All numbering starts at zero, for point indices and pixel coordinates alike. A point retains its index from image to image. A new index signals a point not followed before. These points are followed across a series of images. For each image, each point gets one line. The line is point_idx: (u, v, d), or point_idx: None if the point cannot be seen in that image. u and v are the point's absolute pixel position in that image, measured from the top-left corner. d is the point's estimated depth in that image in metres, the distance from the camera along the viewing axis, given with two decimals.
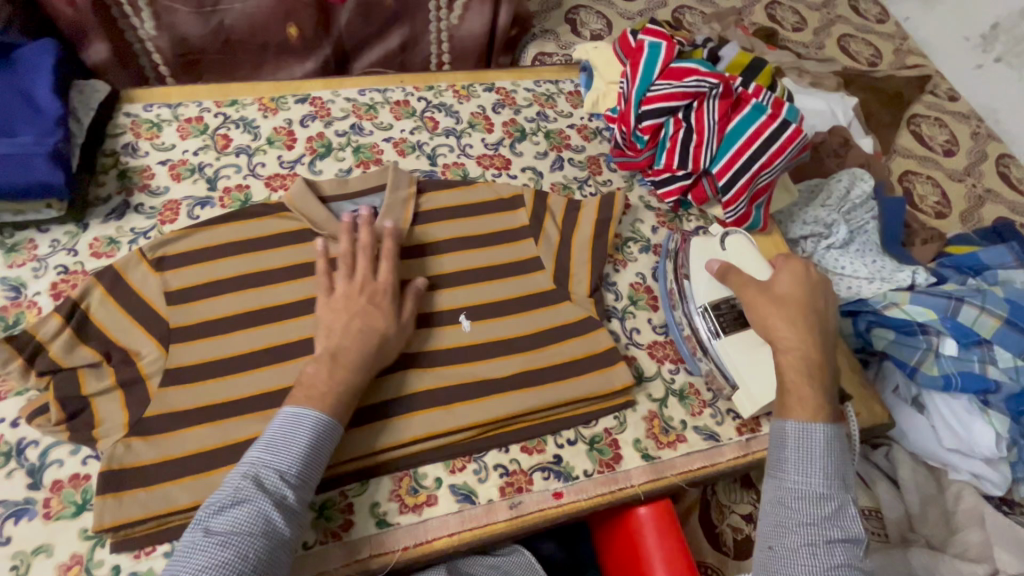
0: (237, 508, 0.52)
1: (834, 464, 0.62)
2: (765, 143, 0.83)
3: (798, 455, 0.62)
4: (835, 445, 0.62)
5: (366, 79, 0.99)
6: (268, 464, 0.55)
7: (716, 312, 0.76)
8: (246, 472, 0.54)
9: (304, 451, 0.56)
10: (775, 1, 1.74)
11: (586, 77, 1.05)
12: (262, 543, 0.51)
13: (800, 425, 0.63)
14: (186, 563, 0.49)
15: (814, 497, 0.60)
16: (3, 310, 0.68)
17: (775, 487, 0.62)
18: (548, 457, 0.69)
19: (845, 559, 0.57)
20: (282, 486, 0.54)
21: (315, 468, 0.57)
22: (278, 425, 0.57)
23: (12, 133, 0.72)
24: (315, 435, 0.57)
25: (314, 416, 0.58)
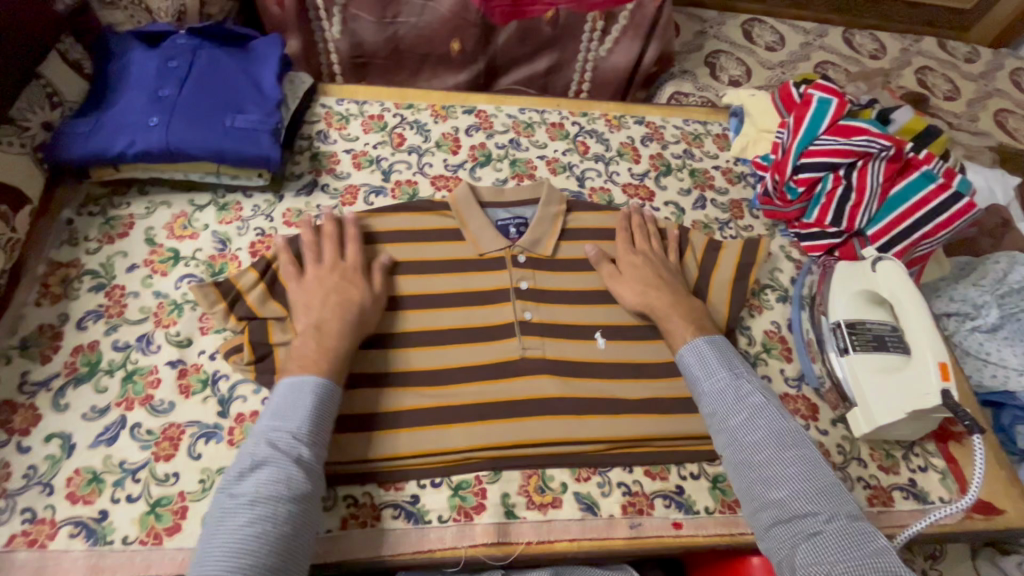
0: (258, 470, 0.55)
1: (726, 359, 0.69)
2: (931, 212, 0.82)
3: (702, 371, 0.68)
4: (718, 358, 0.69)
5: (527, 99, 1.05)
6: (277, 429, 0.58)
7: (850, 330, 0.77)
8: (260, 440, 0.57)
9: (308, 412, 0.59)
10: (927, 67, 1.68)
11: (737, 122, 1.06)
12: (289, 500, 0.54)
13: (690, 348, 0.70)
14: (220, 526, 0.52)
15: (736, 400, 0.65)
16: (212, 258, 0.78)
17: (699, 399, 0.68)
18: (671, 486, 0.70)
19: (778, 429, 0.62)
20: (297, 445, 0.57)
21: (324, 427, 0.60)
22: (281, 393, 0.61)
23: (242, 109, 0.83)
24: (317, 393, 0.61)
25: (314, 378, 0.61)
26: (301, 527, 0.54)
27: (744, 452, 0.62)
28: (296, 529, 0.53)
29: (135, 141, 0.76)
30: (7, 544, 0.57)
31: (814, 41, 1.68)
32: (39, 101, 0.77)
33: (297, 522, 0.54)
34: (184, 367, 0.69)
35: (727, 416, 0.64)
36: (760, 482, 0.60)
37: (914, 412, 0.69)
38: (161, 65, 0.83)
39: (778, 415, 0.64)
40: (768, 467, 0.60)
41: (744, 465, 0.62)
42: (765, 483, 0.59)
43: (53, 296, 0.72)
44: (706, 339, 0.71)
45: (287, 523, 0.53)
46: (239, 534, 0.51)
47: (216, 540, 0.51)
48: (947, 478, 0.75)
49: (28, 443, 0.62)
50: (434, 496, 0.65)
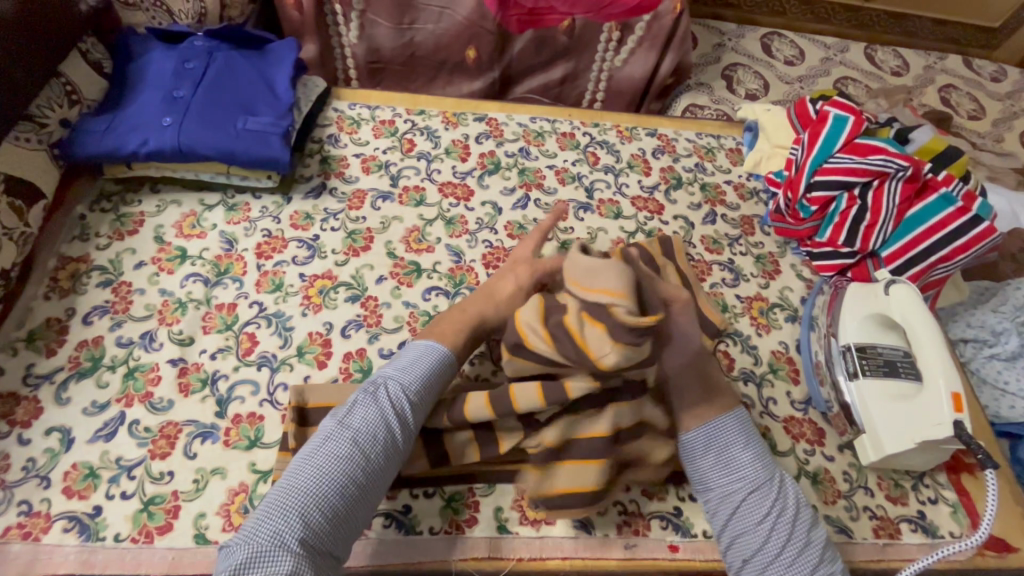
0: (367, 409, 0.56)
1: (753, 443, 0.62)
2: (949, 235, 0.79)
3: (718, 462, 0.61)
4: (743, 446, 0.61)
5: (539, 108, 1.05)
6: (393, 376, 0.60)
7: (860, 353, 0.75)
8: (376, 381, 0.59)
9: (424, 372, 0.61)
10: (951, 85, 1.64)
11: (750, 137, 1.05)
12: (383, 448, 0.55)
13: (696, 435, 0.62)
14: (319, 450, 0.53)
15: (764, 499, 0.58)
16: (218, 258, 0.79)
17: (714, 489, 0.61)
18: (668, 507, 0.68)
19: (808, 539, 0.57)
20: (405, 393, 0.59)
21: (429, 394, 0.61)
22: (413, 350, 0.64)
23: (255, 112, 0.84)
24: (437, 362, 0.63)
25: (444, 348, 0.65)
26: (380, 479, 0.55)
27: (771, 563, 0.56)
28: (376, 479, 0.54)
29: (149, 140, 0.77)
30: (2, 535, 0.58)
31: (834, 56, 1.65)
32: (59, 99, 0.77)
33: (379, 474, 0.55)
34: (184, 366, 0.70)
35: (753, 517, 0.58)
36: None
37: (926, 442, 0.67)
38: (177, 66, 0.84)
39: (813, 520, 0.59)
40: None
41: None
42: None
43: (62, 290, 0.73)
44: (738, 415, 0.63)
45: (373, 468, 0.54)
46: (324, 461, 0.52)
47: (311, 455, 0.53)
48: (959, 512, 0.72)
49: (29, 436, 0.63)
50: (426, 507, 0.65)
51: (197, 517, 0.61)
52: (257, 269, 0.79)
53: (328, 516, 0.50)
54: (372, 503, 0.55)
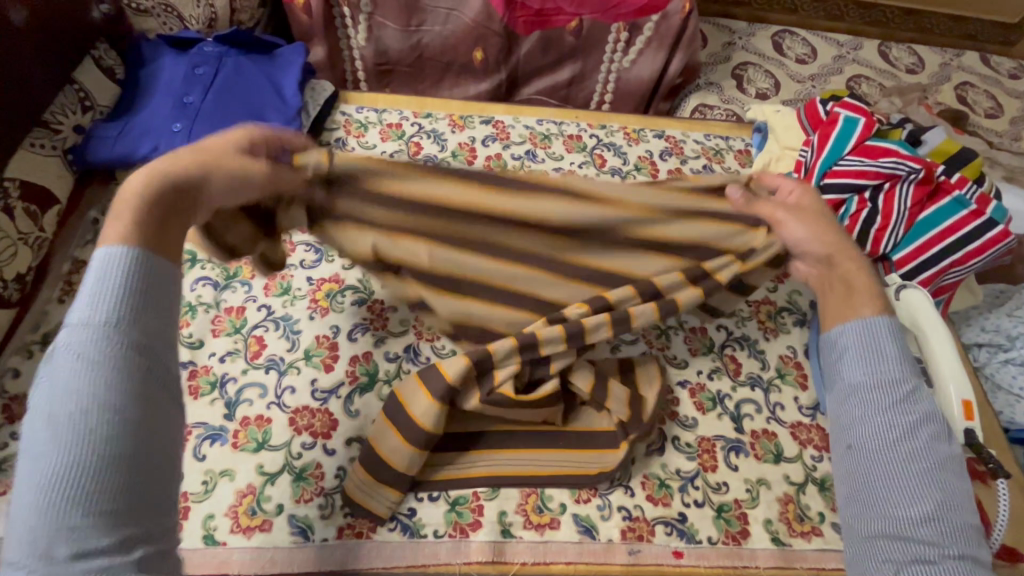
0: (67, 382, 0.38)
1: (903, 350, 0.55)
2: (961, 238, 0.78)
3: (864, 349, 0.55)
4: (903, 344, 0.55)
5: (546, 110, 1.05)
6: (74, 331, 0.39)
7: None
8: (64, 344, 0.39)
9: (115, 289, 0.40)
10: (967, 83, 1.61)
11: (760, 138, 1.04)
12: (112, 408, 0.37)
13: (856, 327, 0.56)
14: (38, 462, 0.36)
15: (899, 395, 0.51)
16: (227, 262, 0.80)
17: (842, 382, 0.55)
18: (673, 513, 0.68)
19: (932, 457, 0.49)
20: (103, 338, 0.39)
21: (138, 305, 0.41)
22: (92, 274, 0.41)
23: (263, 117, 0.84)
24: (129, 267, 0.42)
25: (120, 247, 0.42)
26: (141, 442, 0.38)
27: (879, 455, 0.50)
28: (141, 427, 0.38)
29: (160, 146, 0.79)
30: None
31: (847, 54, 1.63)
32: (72, 105, 0.79)
33: (143, 431, 0.38)
34: (194, 368, 0.71)
35: (876, 410, 0.51)
36: (884, 499, 0.48)
37: None
38: (188, 72, 0.85)
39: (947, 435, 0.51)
40: (900, 485, 0.48)
41: (873, 471, 0.50)
42: (891, 499, 0.48)
43: (75, 294, 0.74)
44: (888, 320, 0.56)
45: (118, 434, 0.37)
46: (46, 477, 0.35)
47: (27, 479, 0.36)
48: None
49: None
50: (430, 511, 0.65)
51: (206, 519, 0.62)
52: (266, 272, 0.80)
53: (102, 501, 0.35)
54: (163, 461, 0.40)
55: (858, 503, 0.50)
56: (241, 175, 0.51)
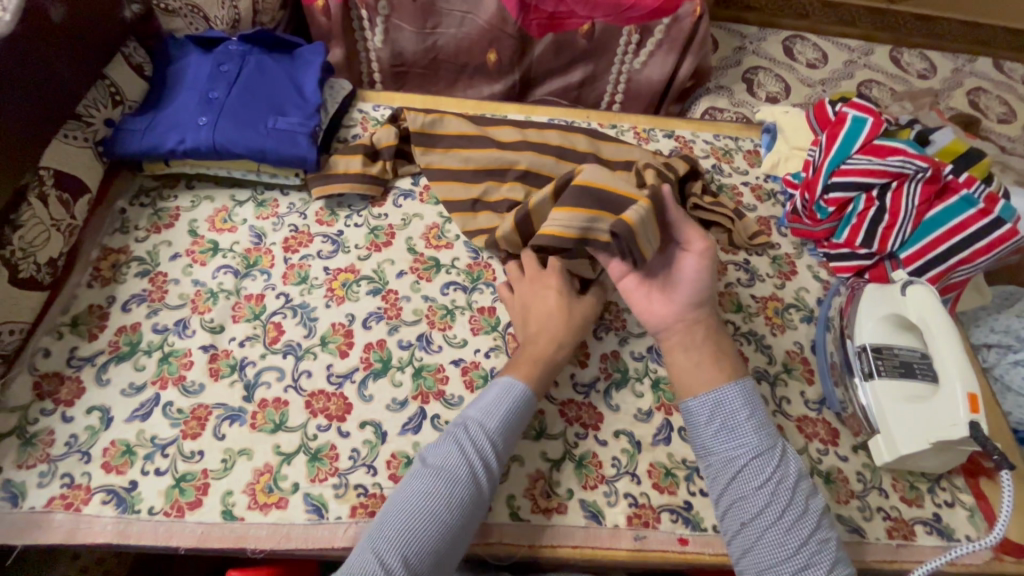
0: (444, 447, 0.62)
1: (754, 416, 0.65)
2: (968, 237, 0.79)
3: (725, 424, 0.64)
4: (750, 401, 0.66)
5: (558, 110, 1.06)
6: (480, 424, 0.63)
7: (874, 354, 0.74)
8: (458, 423, 0.64)
9: (509, 414, 0.64)
10: (980, 88, 1.61)
11: (769, 139, 1.05)
12: (462, 484, 0.59)
13: (714, 395, 0.66)
14: (412, 487, 0.59)
15: (755, 458, 0.62)
16: (248, 251, 0.83)
17: (717, 458, 0.64)
18: (678, 501, 0.69)
19: (825, 535, 0.60)
20: (490, 443, 0.62)
21: (509, 434, 0.64)
22: (493, 391, 0.66)
23: (284, 112, 0.87)
24: (519, 401, 0.65)
25: (521, 385, 0.66)
26: (467, 514, 0.59)
27: (768, 524, 0.59)
28: (468, 506, 0.59)
29: (185, 139, 0.82)
30: (47, 505, 0.62)
31: (858, 59, 1.64)
32: (104, 100, 0.82)
33: (469, 507, 0.59)
34: (215, 352, 0.73)
35: (753, 483, 0.61)
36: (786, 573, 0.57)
37: (940, 443, 0.66)
38: (213, 69, 0.89)
39: (812, 491, 0.63)
40: (796, 552, 0.58)
41: (762, 539, 0.59)
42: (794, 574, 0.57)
43: (103, 279, 0.77)
44: (735, 389, 0.66)
45: (461, 509, 0.58)
46: (425, 510, 0.57)
47: (403, 502, 0.58)
48: (977, 517, 0.71)
49: (72, 414, 0.67)
50: None
51: (225, 495, 0.64)
52: (285, 262, 0.82)
53: (428, 554, 0.55)
54: (459, 548, 0.58)
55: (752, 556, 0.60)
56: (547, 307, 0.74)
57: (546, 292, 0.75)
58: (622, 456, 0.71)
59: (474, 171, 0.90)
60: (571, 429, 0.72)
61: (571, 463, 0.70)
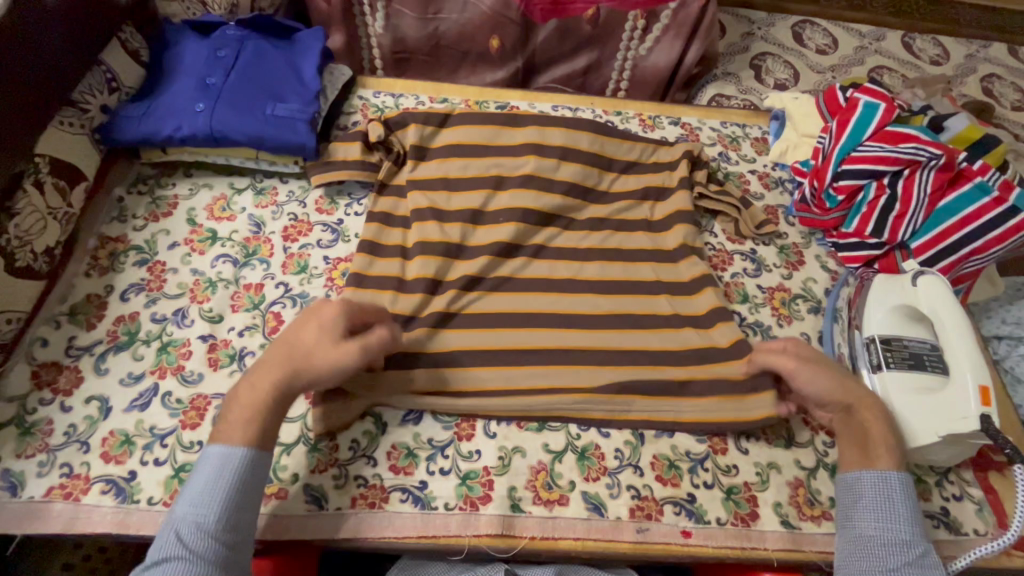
0: (159, 566, 0.52)
1: (912, 510, 0.61)
2: (982, 226, 0.77)
3: (878, 505, 0.61)
4: (913, 497, 0.62)
5: (561, 96, 1.04)
6: (190, 517, 0.54)
7: (884, 345, 0.72)
8: (169, 528, 0.54)
9: (226, 494, 0.56)
10: (994, 74, 1.58)
11: (777, 126, 1.02)
12: None
13: (872, 475, 0.63)
14: None
15: (894, 543, 0.59)
16: (247, 241, 0.81)
17: (857, 534, 0.61)
18: (682, 493, 0.68)
19: None
20: (210, 537, 0.53)
21: (233, 522, 0.55)
22: (197, 479, 0.56)
23: (283, 99, 0.86)
24: (236, 472, 0.57)
25: (239, 449, 0.58)
26: None
27: None
28: None
29: (182, 126, 0.80)
30: (46, 495, 0.61)
31: (869, 45, 1.60)
32: (100, 86, 0.81)
33: None
34: (213, 342, 0.73)
35: (884, 567, 0.58)
36: None
37: (949, 436, 0.64)
38: (210, 54, 0.87)
39: None
40: None
41: None
42: None
43: (101, 268, 0.77)
44: (900, 481, 0.62)
45: None
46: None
47: None
48: (986, 512, 0.70)
49: (71, 404, 0.67)
50: (442, 483, 0.66)
51: None
52: (284, 251, 0.81)
53: None
54: None
55: None
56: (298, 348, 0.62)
57: (308, 330, 0.63)
58: (625, 449, 0.70)
59: (475, 160, 0.88)
60: (572, 421, 0.71)
61: (573, 455, 0.69)
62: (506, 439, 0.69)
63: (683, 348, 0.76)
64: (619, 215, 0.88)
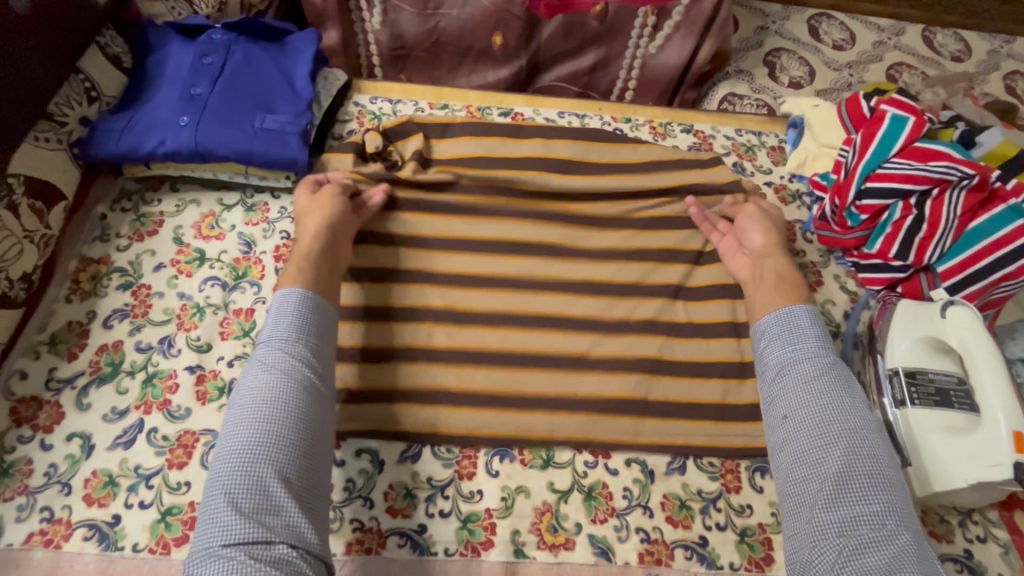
0: (253, 380, 0.58)
1: (820, 330, 0.66)
2: (1016, 251, 0.72)
3: (784, 336, 0.66)
4: (817, 326, 0.66)
5: (568, 102, 0.99)
6: (276, 336, 0.60)
7: (908, 380, 0.68)
8: (255, 356, 0.60)
9: (308, 313, 0.62)
10: (1018, 72, 1.51)
11: (795, 134, 0.97)
12: (283, 407, 0.56)
13: (772, 317, 0.68)
14: (238, 423, 0.55)
15: (801, 370, 0.63)
16: (236, 261, 0.77)
17: (768, 374, 0.65)
18: (693, 536, 0.65)
19: (869, 478, 0.55)
20: (302, 338, 0.60)
21: (314, 338, 0.61)
22: (275, 307, 0.63)
23: (272, 109, 0.81)
24: (308, 302, 0.63)
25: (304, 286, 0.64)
26: (304, 446, 0.55)
27: (801, 445, 0.58)
28: (298, 421, 0.55)
29: (166, 140, 0.76)
30: (25, 542, 0.58)
31: (888, 40, 1.53)
32: (78, 96, 0.76)
33: (303, 423, 0.56)
34: (202, 373, 0.69)
35: (795, 400, 0.61)
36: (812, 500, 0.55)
37: (979, 483, 0.61)
38: (195, 61, 0.82)
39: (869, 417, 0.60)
40: (826, 480, 0.55)
41: (798, 463, 0.58)
42: (824, 504, 0.54)
43: (82, 293, 0.73)
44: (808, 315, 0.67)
45: (291, 422, 0.55)
46: (252, 432, 0.54)
47: (230, 439, 0.54)
48: (1012, 556, 0.66)
49: (51, 441, 0.63)
50: (442, 527, 0.63)
51: None
52: (275, 273, 0.77)
53: (273, 472, 0.52)
54: (315, 467, 0.55)
55: (795, 497, 0.57)
56: (309, 214, 0.72)
57: (312, 200, 0.74)
58: (634, 488, 0.67)
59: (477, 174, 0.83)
60: (579, 458, 0.67)
61: (580, 495, 0.66)
62: (509, 478, 0.66)
63: (696, 380, 0.72)
64: (628, 233, 0.83)
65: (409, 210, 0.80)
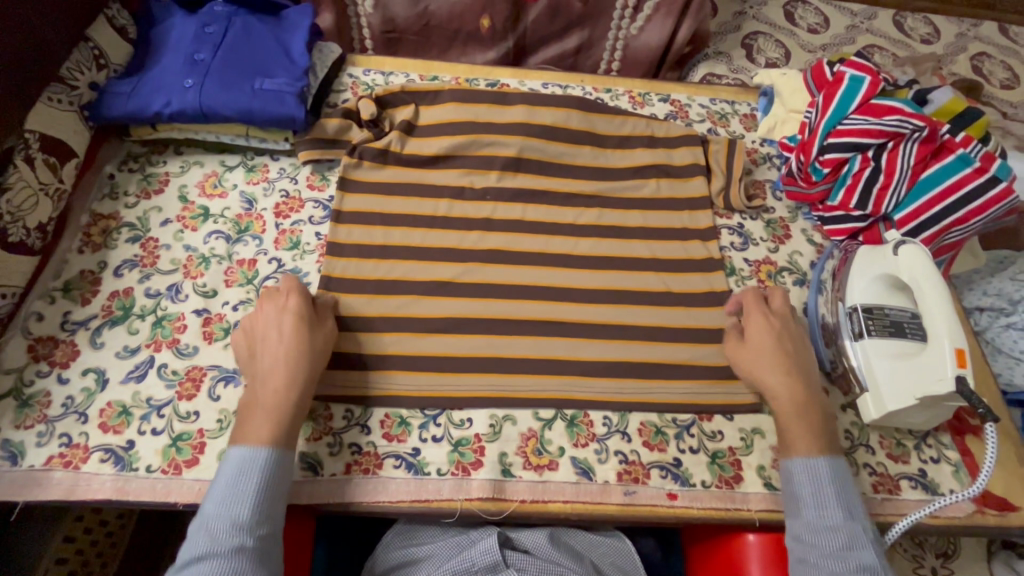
0: (202, 549, 0.53)
1: (843, 494, 0.62)
2: (964, 196, 0.78)
3: (810, 494, 0.62)
4: (841, 479, 0.63)
5: (551, 74, 1.04)
6: (223, 514, 0.55)
7: (866, 315, 0.74)
8: (202, 523, 0.55)
9: (258, 492, 0.57)
10: (984, 53, 1.58)
11: (766, 102, 1.03)
12: None
13: (805, 462, 0.64)
14: None
15: (827, 532, 0.60)
16: (239, 217, 0.82)
17: (797, 524, 0.62)
18: (668, 458, 0.70)
19: None
20: (245, 534, 0.55)
21: (270, 504, 0.58)
22: (229, 467, 0.58)
23: (271, 74, 0.86)
24: (265, 466, 0.58)
25: (263, 448, 0.59)
26: None
27: None
28: None
29: (171, 101, 0.80)
30: (46, 464, 0.63)
31: (861, 24, 1.60)
32: (87, 63, 0.81)
33: None
34: (208, 316, 0.74)
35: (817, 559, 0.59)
36: None
37: (927, 399, 0.67)
38: (198, 31, 0.87)
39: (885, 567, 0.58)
40: None
41: None
42: None
43: (93, 245, 0.77)
44: (828, 467, 0.63)
45: None
46: None
47: None
48: (962, 472, 0.72)
49: (67, 375, 0.68)
50: (435, 451, 0.68)
51: (220, 453, 0.65)
52: (276, 227, 0.82)
53: None
54: None
55: None
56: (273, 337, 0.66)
57: (284, 316, 0.67)
58: (613, 416, 0.72)
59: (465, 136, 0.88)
60: (562, 390, 0.72)
61: (563, 423, 0.71)
62: (497, 408, 0.71)
63: (663, 326, 0.77)
64: (608, 190, 0.89)
65: (398, 175, 0.85)
